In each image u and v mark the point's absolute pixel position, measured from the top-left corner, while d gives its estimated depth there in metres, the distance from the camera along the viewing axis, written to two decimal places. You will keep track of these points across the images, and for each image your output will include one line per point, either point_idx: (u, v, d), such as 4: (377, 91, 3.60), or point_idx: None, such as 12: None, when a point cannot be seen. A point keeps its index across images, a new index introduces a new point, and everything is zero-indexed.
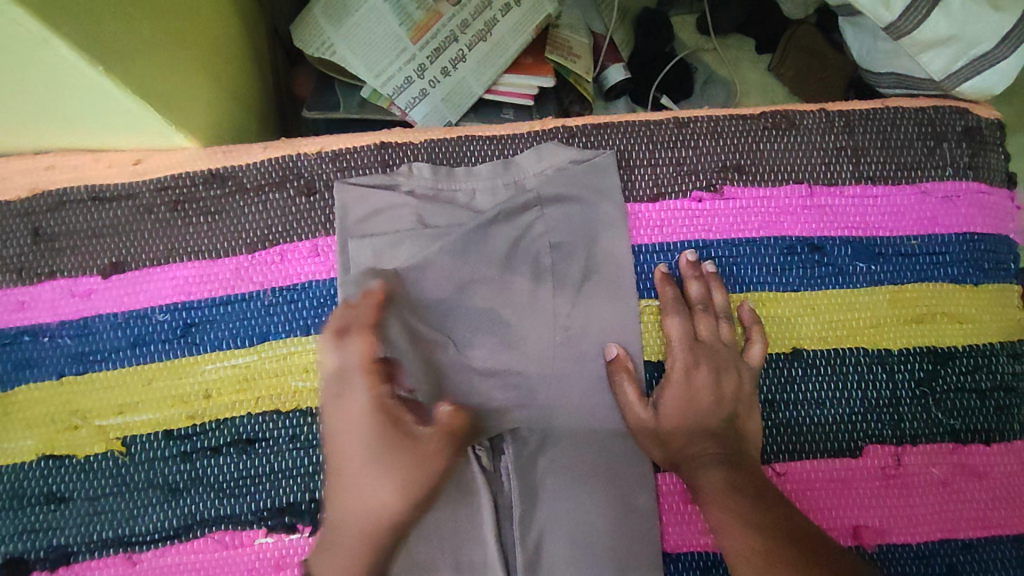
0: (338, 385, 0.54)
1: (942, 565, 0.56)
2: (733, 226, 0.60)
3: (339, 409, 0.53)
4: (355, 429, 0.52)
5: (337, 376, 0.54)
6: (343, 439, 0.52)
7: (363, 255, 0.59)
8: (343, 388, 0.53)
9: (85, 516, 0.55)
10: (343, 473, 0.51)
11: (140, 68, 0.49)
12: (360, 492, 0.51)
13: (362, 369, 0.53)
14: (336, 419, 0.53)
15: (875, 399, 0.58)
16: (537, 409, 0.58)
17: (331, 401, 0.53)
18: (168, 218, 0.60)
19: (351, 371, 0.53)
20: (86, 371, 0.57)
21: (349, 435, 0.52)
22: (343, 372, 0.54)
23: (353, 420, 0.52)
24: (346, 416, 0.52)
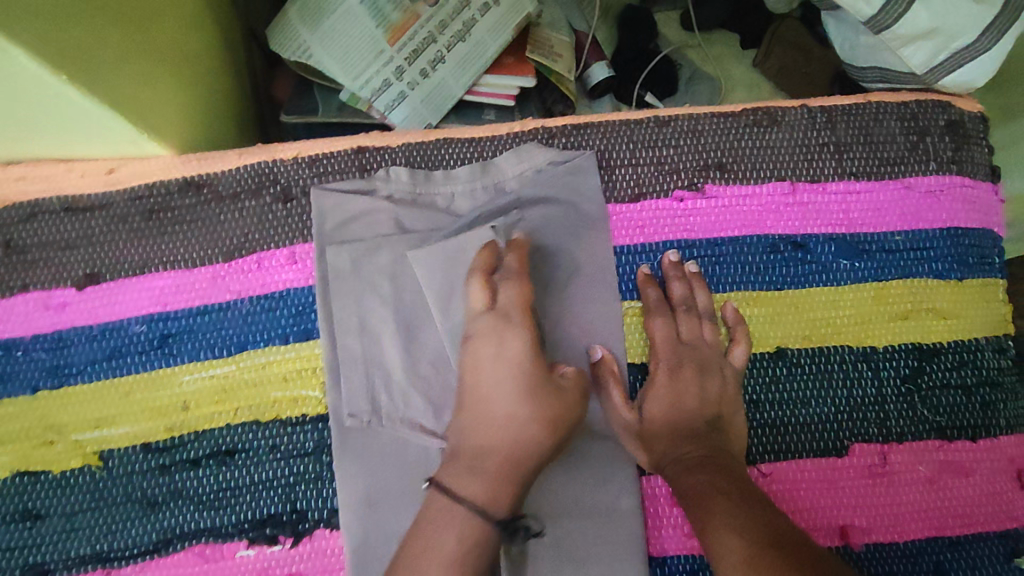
0: (499, 323, 0.52)
1: (929, 563, 0.56)
2: (715, 225, 0.60)
3: (485, 344, 0.51)
4: (508, 363, 0.50)
5: (495, 312, 0.52)
6: (507, 371, 0.50)
7: (341, 262, 0.58)
8: (493, 324, 0.52)
9: (62, 533, 0.54)
10: (489, 404, 0.50)
11: (107, 76, 0.48)
12: (502, 429, 0.49)
13: (521, 310, 0.52)
14: (491, 355, 0.51)
15: (861, 397, 0.58)
16: None
17: (483, 337, 0.51)
18: (143, 227, 0.59)
19: (513, 310, 0.52)
20: (61, 386, 0.56)
21: (501, 369, 0.50)
22: (503, 308, 0.52)
23: (510, 353, 0.51)
24: (487, 351, 0.51)
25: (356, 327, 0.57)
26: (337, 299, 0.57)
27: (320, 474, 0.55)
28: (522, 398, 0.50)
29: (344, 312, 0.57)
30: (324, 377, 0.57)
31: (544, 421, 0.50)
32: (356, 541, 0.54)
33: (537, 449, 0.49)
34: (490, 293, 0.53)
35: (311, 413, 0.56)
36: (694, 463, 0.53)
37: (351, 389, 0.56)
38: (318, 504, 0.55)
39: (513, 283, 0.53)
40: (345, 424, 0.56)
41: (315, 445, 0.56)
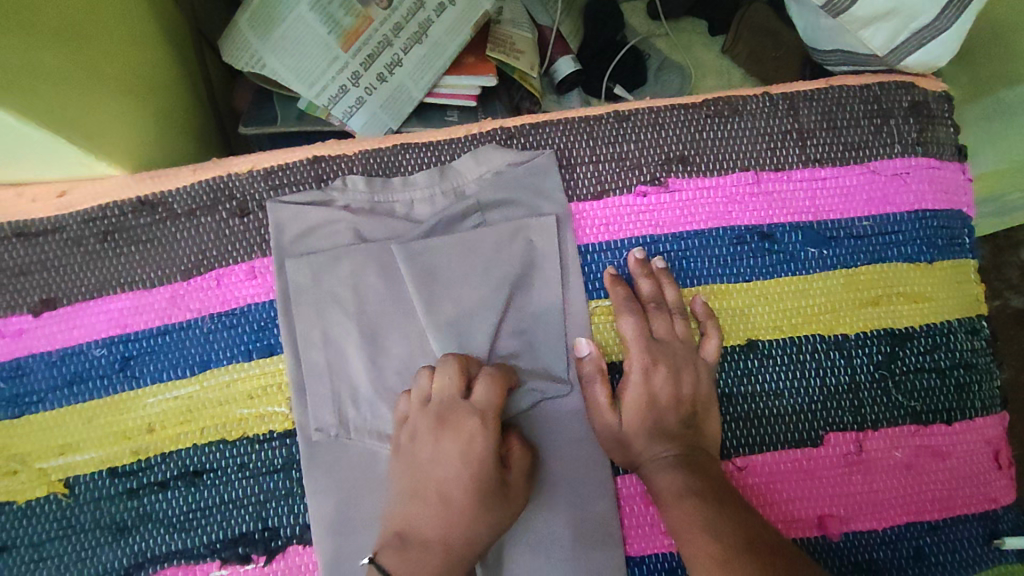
0: (462, 417, 0.52)
1: (908, 549, 0.55)
2: (679, 220, 0.59)
3: (449, 438, 0.51)
4: (469, 457, 0.51)
5: (461, 407, 0.52)
6: (467, 463, 0.51)
7: (301, 274, 0.57)
8: (461, 421, 0.52)
9: (31, 562, 0.53)
10: (446, 495, 0.51)
11: (46, 100, 0.47)
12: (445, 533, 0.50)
13: (495, 409, 0.52)
14: (456, 453, 0.52)
15: (834, 385, 0.57)
16: None
17: (448, 427, 0.51)
18: (98, 249, 0.58)
19: (482, 407, 0.52)
20: (22, 414, 0.55)
21: (461, 463, 0.51)
22: (472, 403, 0.52)
23: (474, 447, 0.51)
24: (451, 442, 0.51)
25: (319, 340, 0.56)
26: (298, 312, 0.56)
27: (291, 489, 0.55)
28: (477, 490, 0.51)
29: (305, 326, 0.56)
30: (289, 393, 0.56)
31: (493, 504, 0.51)
32: (331, 555, 0.53)
33: (487, 524, 0.51)
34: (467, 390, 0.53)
35: (277, 430, 0.56)
36: (666, 463, 0.52)
37: (317, 403, 0.55)
38: (290, 520, 0.55)
39: (486, 381, 0.52)
40: (313, 439, 0.55)
41: (284, 461, 0.55)
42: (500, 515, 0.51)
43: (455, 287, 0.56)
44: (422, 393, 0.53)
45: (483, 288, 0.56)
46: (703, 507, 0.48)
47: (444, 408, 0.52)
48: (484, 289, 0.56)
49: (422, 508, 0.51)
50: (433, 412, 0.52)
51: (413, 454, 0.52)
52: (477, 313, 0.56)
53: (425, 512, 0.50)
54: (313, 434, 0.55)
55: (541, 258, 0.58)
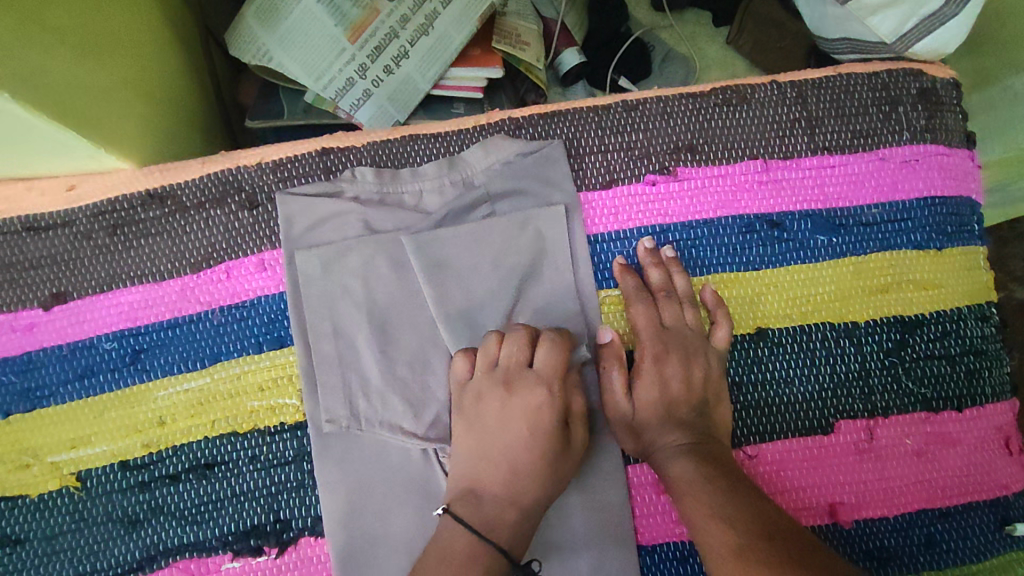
0: (532, 383, 0.53)
1: (920, 536, 0.55)
2: (688, 208, 0.59)
3: (517, 402, 0.53)
4: (537, 423, 0.52)
5: (530, 374, 0.53)
6: (533, 427, 0.52)
7: (311, 266, 0.57)
8: (529, 387, 0.53)
9: (44, 556, 0.53)
10: (512, 456, 0.52)
11: (56, 92, 0.47)
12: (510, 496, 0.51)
13: (557, 377, 0.54)
14: (523, 419, 0.53)
15: (845, 373, 0.57)
16: None
17: (517, 390, 0.53)
18: (107, 243, 0.58)
19: (547, 374, 0.53)
20: (34, 408, 0.55)
21: (528, 428, 0.53)
22: (539, 369, 0.53)
23: (540, 413, 0.53)
24: (520, 405, 0.53)
25: (330, 331, 0.56)
26: (308, 304, 0.56)
27: (302, 481, 0.55)
28: (542, 459, 0.52)
29: (315, 318, 0.56)
30: (300, 384, 0.56)
31: (543, 477, 0.52)
32: (342, 546, 0.53)
33: (544, 490, 0.52)
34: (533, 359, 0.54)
35: (288, 422, 0.56)
36: (679, 452, 0.52)
37: (328, 395, 0.55)
38: (301, 512, 0.55)
39: (552, 349, 0.54)
40: (324, 430, 0.55)
41: (295, 453, 0.55)
42: (530, 497, 0.51)
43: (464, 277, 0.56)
44: (490, 358, 0.54)
45: (491, 277, 0.57)
46: (717, 496, 0.48)
47: (514, 374, 0.53)
48: (492, 279, 0.57)
49: (492, 471, 0.52)
50: (503, 378, 0.53)
51: (478, 417, 0.53)
52: (487, 301, 0.56)
53: (495, 472, 0.52)
54: (324, 427, 0.55)
55: (549, 246, 0.58)
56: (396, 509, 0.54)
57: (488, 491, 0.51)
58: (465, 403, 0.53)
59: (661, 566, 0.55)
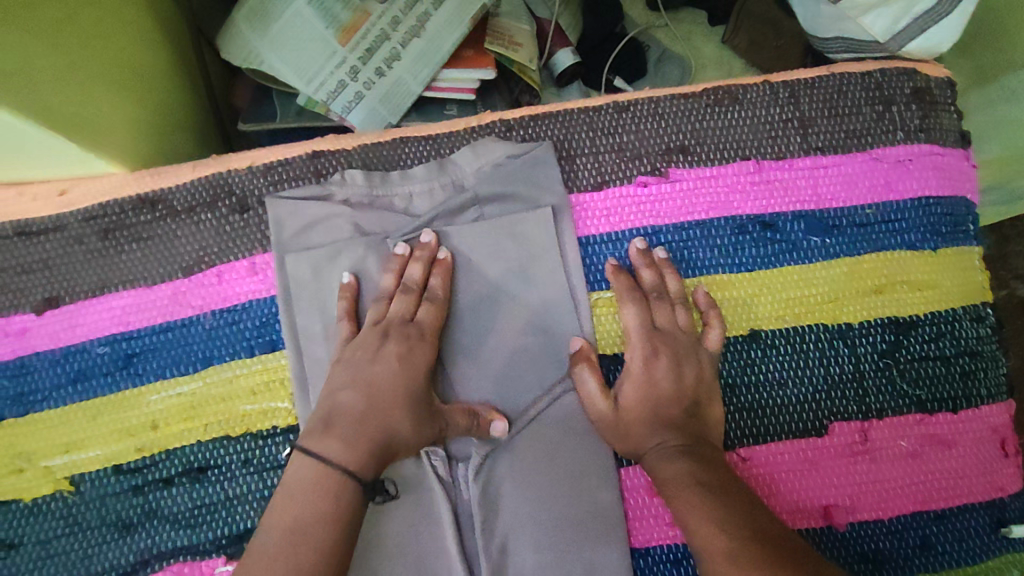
0: (411, 334, 0.53)
1: (915, 538, 0.55)
2: (680, 210, 0.59)
3: (391, 348, 0.52)
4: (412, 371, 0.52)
5: (410, 325, 0.54)
6: (403, 369, 0.52)
7: (302, 270, 0.57)
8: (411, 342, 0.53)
9: (38, 560, 0.53)
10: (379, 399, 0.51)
11: (49, 98, 0.48)
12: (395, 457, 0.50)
13: (435, 330, 0.54)
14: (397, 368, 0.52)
15: (838, 374, 0.56)
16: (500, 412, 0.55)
17: (392, 337, 0.53)
18: (99, 247, 0.58)
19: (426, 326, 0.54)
20: (27, 412, 0.55)
21: (401, 373, 0.52)
22: (418, 321, 0.54)
23: (413, 359, 0.53)
24: (394, 353, 0.52)
25: (321, 334, 0.56)
26: (299, 307, 0.56)
27: None
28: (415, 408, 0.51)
29: (307, 322, 0.56)
30: (291, 388, 0.56)
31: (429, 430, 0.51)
32: None
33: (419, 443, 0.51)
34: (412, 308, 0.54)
35: (281, 425, 0.56)
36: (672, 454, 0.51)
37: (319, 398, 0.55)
38: None
39: (431, 302, 0.55)
40: None
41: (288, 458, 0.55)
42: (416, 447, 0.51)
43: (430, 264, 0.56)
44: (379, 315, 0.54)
45: (483, 281, 0.57)
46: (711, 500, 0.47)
47: (394, 327, 0.54)
48: (484, 283, 0.57)
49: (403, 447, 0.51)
50: (384, 330, 0.53)
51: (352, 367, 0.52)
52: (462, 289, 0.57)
53: (355, 401, 0.50)
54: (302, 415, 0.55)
55: (536, 245, 0.57)
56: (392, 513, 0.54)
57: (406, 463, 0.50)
58: (343, 354, 0.53)
59: (654, 568, 0.55)
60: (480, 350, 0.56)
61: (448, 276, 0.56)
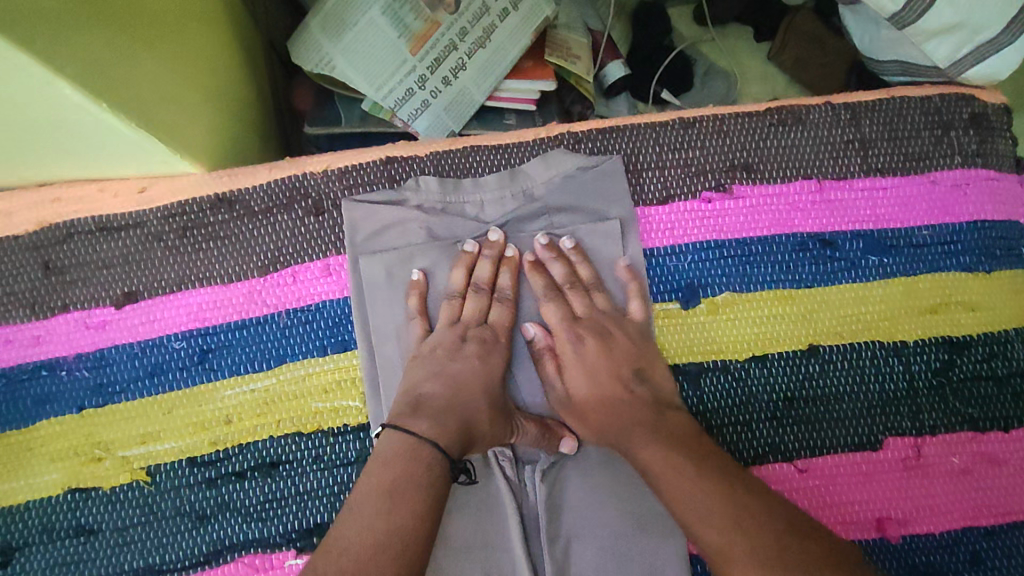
0: (487, 336, 0.58)
1: (967, 553, 0.56)
2: (743, 226, 0.60)
3: (471, 348, 0.56)
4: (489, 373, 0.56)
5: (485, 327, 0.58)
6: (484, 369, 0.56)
7: (376, 272, 0.58)
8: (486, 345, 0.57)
9: (115, 547, 0.55)
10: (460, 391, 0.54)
11: (144, 99, 0.50)
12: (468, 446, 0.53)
13: (506, 332, 0.59)
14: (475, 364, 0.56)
15: (892, 390, 0.57)
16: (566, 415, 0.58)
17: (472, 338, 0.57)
18: (178, 245, 0.60)
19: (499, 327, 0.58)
20: (105, 403, 0.57)
21: (481, 373, 0.56)
22: (492, 323, 0.58)
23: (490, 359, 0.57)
24: (473, 350, 0.56)
25: (392, 334, 0.58)
26: (372, 309, 0.58)
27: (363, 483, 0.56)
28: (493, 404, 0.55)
29: (378, 321, 0.58)
30: (363, 387, 0.57)
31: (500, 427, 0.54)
32: None
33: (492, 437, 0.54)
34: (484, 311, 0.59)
35: (352, 423, 0.57)
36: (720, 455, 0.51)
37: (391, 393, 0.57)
38: None
39: (504, 306, 0.59)
40: None
41: (358, 455, 0.56)
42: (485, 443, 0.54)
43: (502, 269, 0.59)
44: (453, 314, 0.58)
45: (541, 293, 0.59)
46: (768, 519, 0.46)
47: (471, 330, 0.58)
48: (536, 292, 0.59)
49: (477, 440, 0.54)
50: (462, 332, 0.57)
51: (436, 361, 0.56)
52: (524, 292, 0.60)
53: (439, 398, 0.54)
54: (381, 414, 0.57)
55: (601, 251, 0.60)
56: (459, 512, 0.55)
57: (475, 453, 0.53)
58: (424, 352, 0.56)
59: None
60: (546, 357, 0.59)
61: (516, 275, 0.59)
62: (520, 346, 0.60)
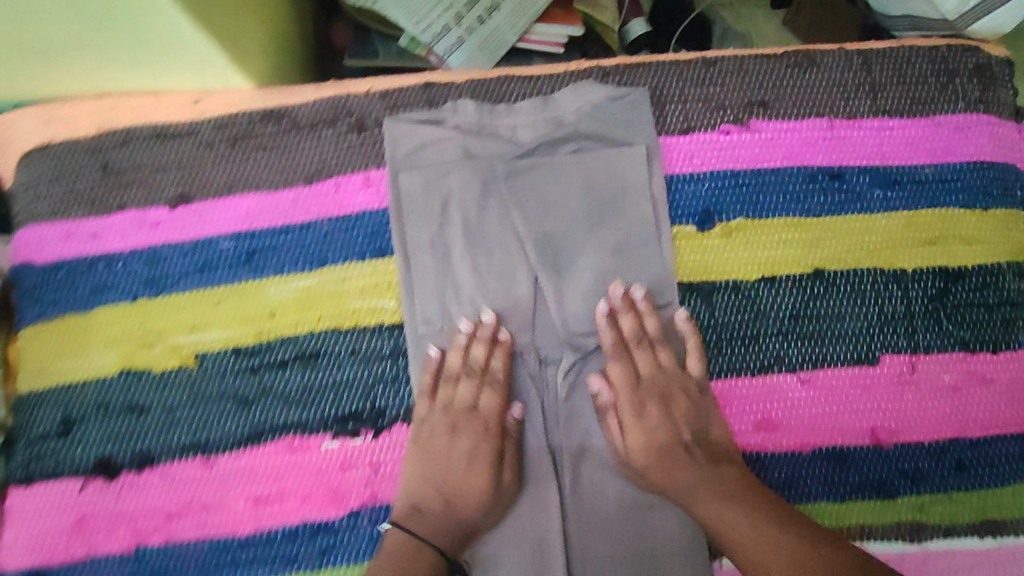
0: (478, 428, 0.59)
1: (954, 460, 0.61)
2: (758, 158, 0.63)
3: (461, 441, 0.59)
4: (476, 455, 0.58)
5: (474, 412, 0.59)
6: (472, 466, 0.58)
7: (414, 186, 0.61)
8: (470, 425, 0.59)
9: (164, 424, 0.59)
10: (450, 487, 0.58)
11: (213, 8, 0.53)
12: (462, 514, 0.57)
13: (497, 414, 0.59)
14: (463, 453, 0.58)
15: (890, 312, 0.62)
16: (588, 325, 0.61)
17: (461, 432, 0.59)
18: (229, 152, 0.62)
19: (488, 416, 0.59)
20: (159, 294, 0.60)
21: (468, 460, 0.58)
22: (482, 410, 0.59)
23: (479, 450, 0.58)
24: (462, 445, 0.59)
25: (427, 244, 0.61)
26: (411, 220, 0.61)
27: (397, 375, 0.60)
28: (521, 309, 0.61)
29: (415, 231, 0.61)
30: (398, 289, 0.61)
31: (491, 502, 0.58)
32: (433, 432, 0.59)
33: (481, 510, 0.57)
34: (476, 397, 0.59)
35: (386, 322, 0.61)
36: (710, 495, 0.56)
37: (424, 298, 0.61)
38: (396, 401, 0.60)
39: (493, 391, 0.60)
40: (421, 332, 0.60)
41: (392, 349, 0.60)
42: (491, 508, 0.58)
43: (528, 202, 0.61)
44: (447, 400, 0.59)
45: (598, 204, 0.62)
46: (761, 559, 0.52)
47: (461, 417, 0.59)
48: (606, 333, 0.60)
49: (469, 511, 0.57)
50: (454, 421, 0.59)
51: (425, 447, 0.58)
52: (565, 236, 0.61)
53: (434, 506, 0.57)
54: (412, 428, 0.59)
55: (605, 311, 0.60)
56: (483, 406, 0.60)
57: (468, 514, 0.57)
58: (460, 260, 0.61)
59: None
60: (568, 273, 0.61)
61: (507, 357, 0.60)
62: (528, 281, 0.61)
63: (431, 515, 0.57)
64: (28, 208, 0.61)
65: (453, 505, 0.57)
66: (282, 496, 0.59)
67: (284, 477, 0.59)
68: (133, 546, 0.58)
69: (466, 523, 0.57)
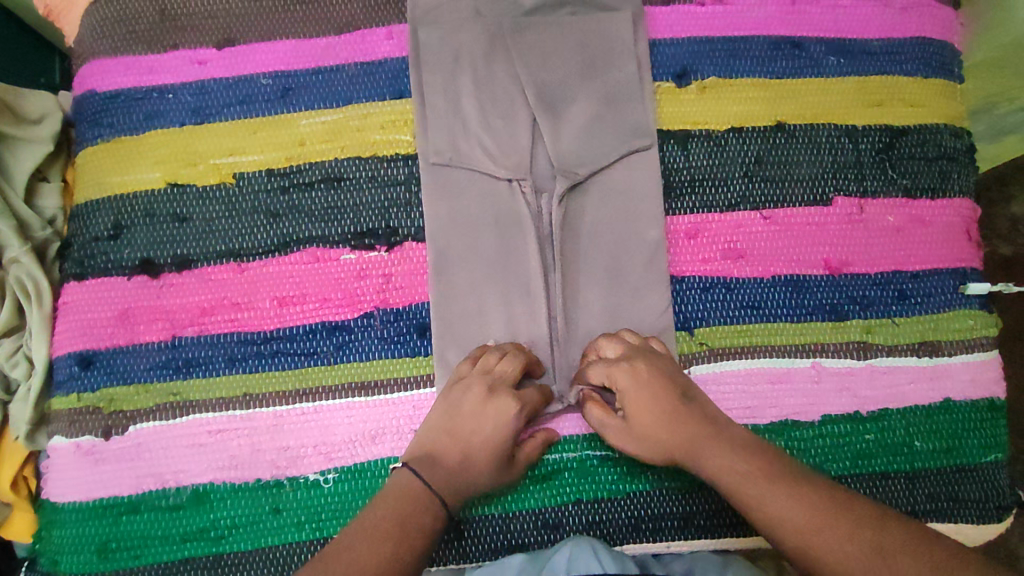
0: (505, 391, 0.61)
1: (896, 289, 0.69)
2: (729, 27, 0.72)
3: (492, 405, 0.60)
4: (504, 426, 0.60)
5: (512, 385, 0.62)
6: (497, 435, 0.60)
7: (431, 37, 0.70)
8: (507, 399, 0.60)
9: (203, 232, 0.67)
10: (472, 450, 0.59)
11: None
12: (470, 472, 0.59)
13: (533, 405, 0.62)
14: (492, 420, 0.60)
15: (842, 160, 0.71)
16: (581, 161, 0.68)
17: (497, 394, 0.61)
18: (271, 5, 0.71)
19: (525, 400, 0.62)
20: (204, 121, 0.69)
21: (494, 432, 0.60)
22: (522, 389, 0.62)
23: (505, 421, 0.60)
24: (492, 412, 0.60)
25: (441, 88, 0.69)
26: (426, 65, 0.69)
27: (409, 200, 0.68)
28: (521, 146, 0.68)
29: (430, 76, 0.69)
30: (413, 125, 0.69)
31: (498, 465, 0.60)
32: (440, 249, 0.67)
33: (487, 467, 0.59)
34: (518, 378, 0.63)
35: (402, 153, 0.69)
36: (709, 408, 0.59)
37: (437, 134, 0.68)
38: (409, 224, 0.68)
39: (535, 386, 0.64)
40: (432, 162, 0.68)
41: (406, 177, 0.69)
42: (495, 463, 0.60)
43: (529, 53, 0.69)
44: (488, 367, 0.62)
45: (591, 58, 0.70)
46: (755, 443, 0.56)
47: (500, 384, 0.61)
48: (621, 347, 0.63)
49: (475, 474, 0.59)
50: (492, 385, 0.61)
51: (459, 401, 0.61)
52: (562, 86, 0.69)
53: (450, 453, 0.59)
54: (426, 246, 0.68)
55: (609, 220, 0.68)
56: (485, 229, 0.67)
57: (474, 470, 0.59)
58: (469, 101, 0.69)
59: (687, 291, 0.68)
60: (564, 116, 0.69)
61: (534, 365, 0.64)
62: (526, 123, 0.69)
63: (444, 462, 0.58)
64: (93, 45, 0.70)
65: (455, 308, 0.67)
66: (304, 298, 0.67)
67: (306, 283, 0.67)
68: (170, 335, 0.66)
69: (467, 466, 0.59)
